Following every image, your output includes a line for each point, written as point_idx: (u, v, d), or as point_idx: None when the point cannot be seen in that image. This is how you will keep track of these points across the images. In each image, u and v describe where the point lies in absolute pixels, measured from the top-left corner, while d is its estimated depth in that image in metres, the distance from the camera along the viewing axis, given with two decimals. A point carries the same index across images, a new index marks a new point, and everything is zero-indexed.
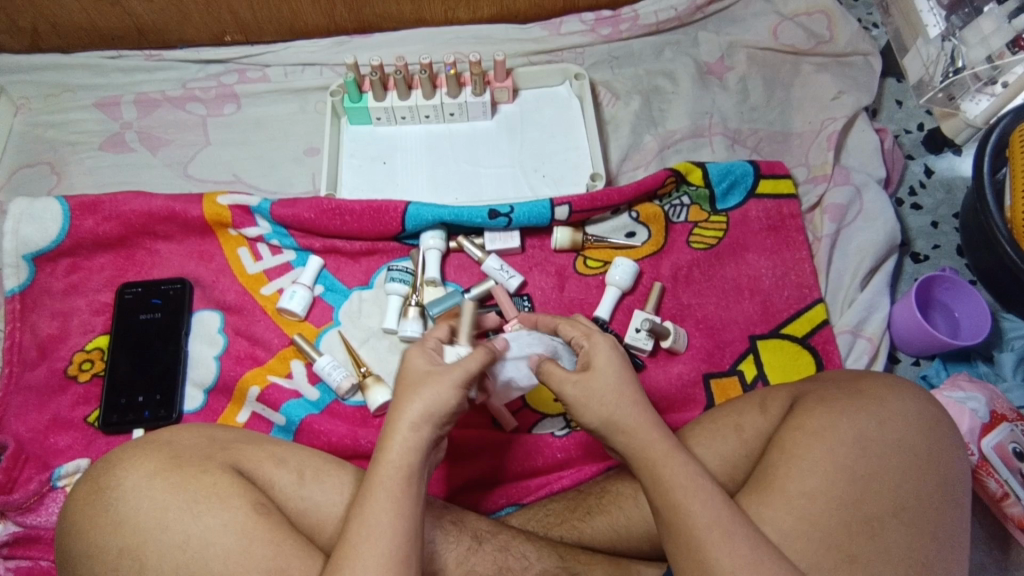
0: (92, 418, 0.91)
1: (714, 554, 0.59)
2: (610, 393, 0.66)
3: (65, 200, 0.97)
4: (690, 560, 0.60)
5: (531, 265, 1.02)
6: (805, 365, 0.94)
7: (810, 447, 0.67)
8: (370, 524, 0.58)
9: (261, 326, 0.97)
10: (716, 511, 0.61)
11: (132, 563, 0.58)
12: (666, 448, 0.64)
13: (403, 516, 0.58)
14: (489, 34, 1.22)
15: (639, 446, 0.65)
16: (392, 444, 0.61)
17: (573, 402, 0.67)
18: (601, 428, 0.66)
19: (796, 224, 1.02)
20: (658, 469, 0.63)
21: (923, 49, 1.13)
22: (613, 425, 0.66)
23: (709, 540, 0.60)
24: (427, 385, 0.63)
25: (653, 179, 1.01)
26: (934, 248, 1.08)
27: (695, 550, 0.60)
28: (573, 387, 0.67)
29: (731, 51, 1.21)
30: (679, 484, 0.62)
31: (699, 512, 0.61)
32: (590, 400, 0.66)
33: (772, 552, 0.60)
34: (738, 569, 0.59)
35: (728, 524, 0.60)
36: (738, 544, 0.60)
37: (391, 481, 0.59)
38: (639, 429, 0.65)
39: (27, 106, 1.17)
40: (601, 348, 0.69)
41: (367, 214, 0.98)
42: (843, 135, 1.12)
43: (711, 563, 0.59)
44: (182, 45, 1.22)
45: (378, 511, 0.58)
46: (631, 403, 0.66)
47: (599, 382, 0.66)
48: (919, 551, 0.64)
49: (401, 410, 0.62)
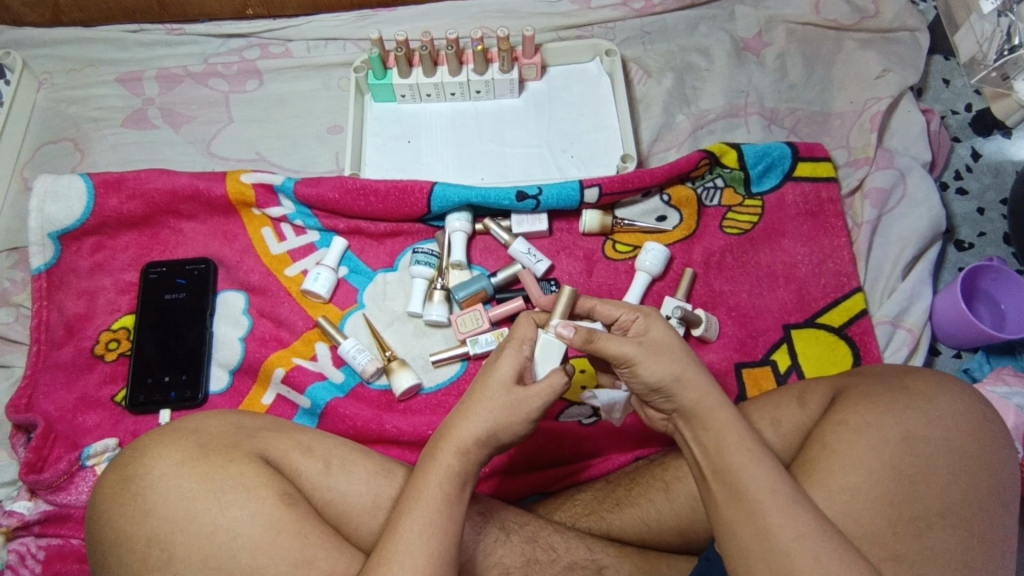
0: (119, 397, 0.91)
1: (775, 520, 0.57)
2: (679, 352, 0.65)
3: (89, 178, 0.96)
4: (750, 528, 0.58)
5: (558, 249, 0.99)
6: (841, 356, 0.91)
7: (852, 442, 0.65)
8: (420, 519, 0.57)
9: (285, 307, 0.95)
10: (779, 479, 0.59)
11: (160, 554, 0.58)
12: (729, 415, 0.63)
13: (453, 519, 0.58)
14: (516, 8, 1.18)
15: (705, 410, 0.63)
16: (449, 447, 0.61)
17: (637, 360, 0.64)
18: (669, 385, 0.64)
19: (836, 209, 0.99)
20: (721, 434, 0.62)
21: (978, 23, 1.05)
22: (682, 386, 0.64)
23: (770, 504, 0.58)
24: (494, 405, 0.62)
25: (687, 161, 0.98)
26: (980, 235, 1.04)
27: (756, 515, 0.58)
28: (638, 345, 0.64)
29: (770, 25, 1.16)
30: (743, 450, 0.61)
31: (761, 478, 0.59)
32: (658, 357, 0.64)
33: (831, 524, 0.58)
34: (801, 537, 0.56)
35: (789, 492, 0.59)
36: (800, 513, 0.58)
37: (435, 489, 0.59)
38: (707, 396, 0.63)
39: (50, 81, 1.15)
40: (656, 319, 0.67)
41: (392, 195, 0.96)
42: (886, 116, 1.07)
43: (772, 530, 0.57)
44: (204, 20, 1.20)
45: (429, 508, 0.58)
46: (699, 369, 0.65)
47: (666, 343, 0.65)
48: (966, 553, 0.62)
49: (458, 434, 0.61)
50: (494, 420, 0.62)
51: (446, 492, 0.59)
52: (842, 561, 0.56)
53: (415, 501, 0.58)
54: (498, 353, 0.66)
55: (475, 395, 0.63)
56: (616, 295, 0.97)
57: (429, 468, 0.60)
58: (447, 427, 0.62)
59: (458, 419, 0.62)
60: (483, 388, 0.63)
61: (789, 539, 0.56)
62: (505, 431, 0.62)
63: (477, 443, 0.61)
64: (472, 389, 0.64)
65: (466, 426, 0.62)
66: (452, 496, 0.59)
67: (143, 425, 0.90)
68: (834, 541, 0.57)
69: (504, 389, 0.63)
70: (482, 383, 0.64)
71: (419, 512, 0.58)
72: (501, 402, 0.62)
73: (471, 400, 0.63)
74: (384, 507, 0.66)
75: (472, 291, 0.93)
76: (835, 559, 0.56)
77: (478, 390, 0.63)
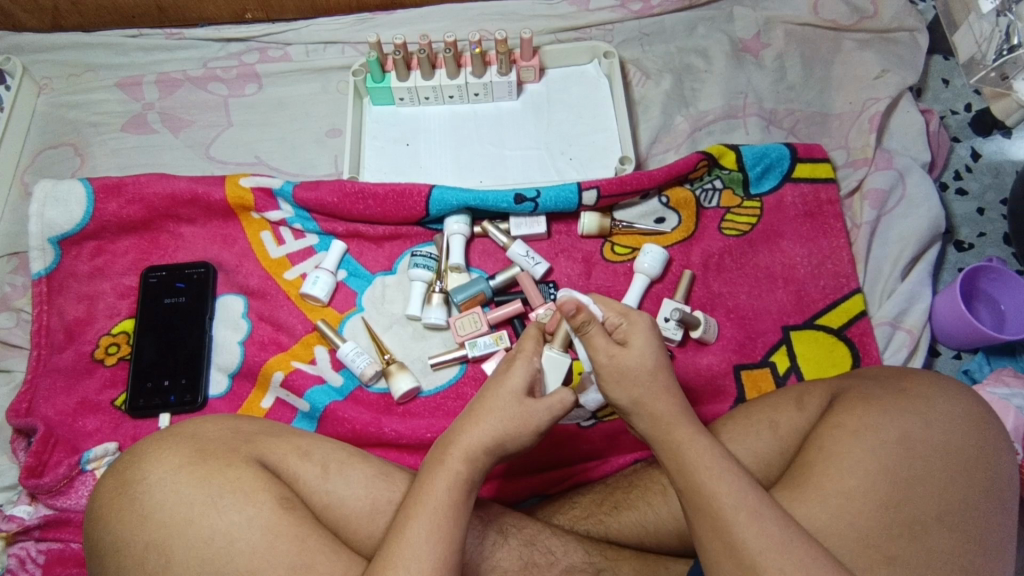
0: (119, 401, 0.91)
1: (742, 534, 0.57)
2: (645, 372, 0.65)
3: (88, 183, 0.96)
4: (718, 541, 0.58)
5: (557, 252, 0.99)
6: (840, 358, 0.91)
7: (849, 445, 0.64)
8: (425, 523, 0.57)
9: (285, 311, 0.95)
10: (744, 493, 0.59)
11: (158, 558, 0.58)
12: (691, 431, 0.63)
13: (456, 524, 0.58)
14: (514, 10, 1.18)
15: (663, 430, 0.64)
16: (457, 452, 0.61)
17: (604, 373, 0.65)
18: (629, 407, 0.65)
19: (835, 210, 0.98)
20: (683, 452, 0.62)
21: (977, 23, 1.02)
22: (641, 407, 0.65)
23: (736, 518, 0.58)
24: (512, 415, 0.63)
25: (685, 163, 0.97)
26: (980, 235, 1.03)
27: (721, 530, 0.58)
28: (607, 360, 0.65)
29: (769, 26, 1.16)
30: (704, 466, 0.61)
31: (725, 492, 0.59)
32: (622, 376, 0.65)
33: (803, 533, 0.58)
34: (768, 550, 0.56)
35: (755, 504, 0.58)
36: (767, 524, 0.57)
37: (438, 500, 0.59)
38: (667, 415, 0.64)
39: (50, 86, 1.16)
40: (641, 327, 0.67)
41: (390, 198, 0.96)
42: (886, 116, 1.07)
43: (739, 544, 0.57)
44: (204, 24, 1.21)
45: (423, 509, 0.58)
46: (662, 389, 0.65)
47: (636, 361, 0.65)
48: (963, 556, 0.61)
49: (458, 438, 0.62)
50: (503, 430, 0.62)
51: (452, 496, 0.59)
52: (815, 570, 0.56)
53: (416, 505, 0.59)
54: (508, 363, 0.67)
55: (486, 404, 0.64)
56: (615, 297, 0.97)
57: (435, 472, 0.60)
58: (451, 433, 0.63)
59: (465, 426, 0.63)
60: (494, 398, 0.64)
61: (755, 553, 0.56)
62: (513, 441, 0.63)
63: (474, 444, 0.62)
64: (481, 397, 0.65)
65: (475, 433, 0.62)
66: (453, 499, 0.59)
67: (143, 429, 0.90)
68: (802, 552, 0.56)
69: (516, 400, 0.64)
70: (493, 393, 0.64)
71: (421, 515, 0.58)
72: (513, 413, 0.63)
73: (481, 408, 0.64)
74: (381, 511, 0.66)
75: (470, 294, 0.92)
76: (804, 568, 0.56)
77: (488, 399, 0.64)
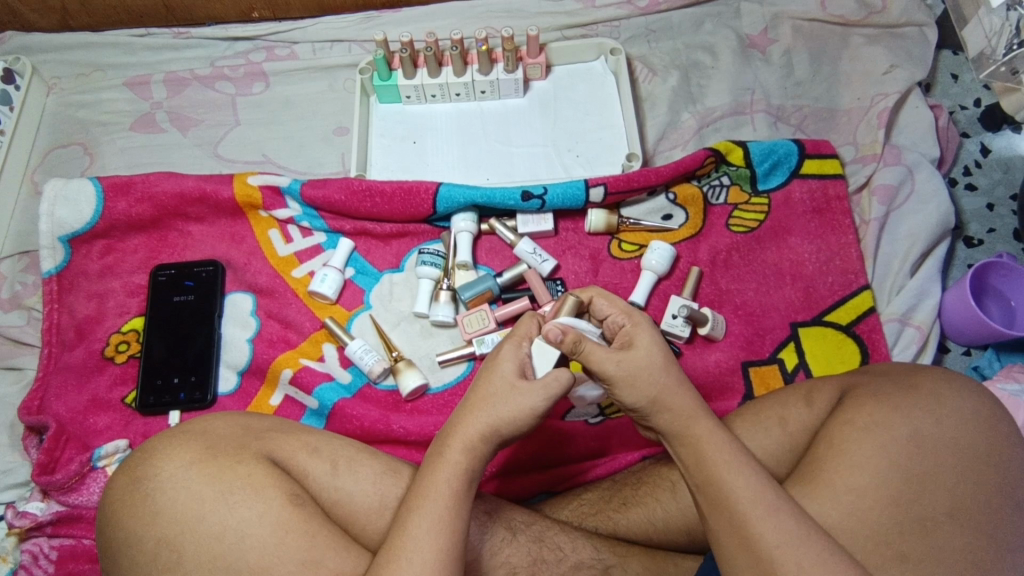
0: (129, 399, 0.92)
1: (758, 529, 0.57)
2: (658, 371, 0.65)
3: (98, 181, 0.97)
4: (734, 536, 0.58)
5: (564, 249, 0.99)
6: (848, 355, 0.90)
7: (862, 440, 0.64)
8: (427, 518, 0.58)
9: (293, 308, 0.96)
10: (759, 487, 0.59)
11: (170, 554, 0.59)
12: (711, 425, 0.63)
13: (458, 516, 0.58)
14: (520, 7, 1.18)
15: (681, 426, 0.64)
16: (455, 444, 0.61)
17: (614, 380, 0.65)
18: (645, 407, 0.65)
19: (843, 206, 0.98)
20: (702, 446, 0.62)
21: (986, 18, 1.01)
22: (659, 405, 0.64)
23: (753, 513, 0.58)
24: (507, 400, 0.62)
25: (692, 160, 0.97)
26: (990, 231, 1.03)
27: (738, 525, 0.58)
28: (616, 366, 0.64)
29: (776, 22, 1.16)
30: (722, 461, 0.61)
31: (742, 488, 0.59)
32: (635, 379, 0.64)
33: (818, 529, 0.58)
34: (783, 545, 0.56)
35: (770, 499, 0.58)
36: (783, 519, 0.57)
37: (448, 497, 0.59)
38: (684, 411, 0.64)
39: (59, 86, 1.17)
40: (644, 328, 0.67)
41: (398, 196, 0.96)
42: (894, 112, 1.07)
43: (756, 538, 0.57)
44: (211, 23, 1.21)
45: (434, 505, 0.58)
46: (678, 385, 0.65)
47: (646, 362, 0.65)
48: (974, 553, 0.61)
49: (462, 428, 0.62)
50: (499, 415, 0.62)
51: (454, 489, 0.59)
52: (831, 564, 0.55)
53: (419, 499, 0.59)
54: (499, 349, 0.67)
55: (480, 391, 0.64)
56: (622, 294, 0.97)
57: (434, 466, 0.61)
58: (452, 425, 0.63)
59: (463, 417, 0.63)
60: (487, 383, 0.64)
61: (772, 548, 0.56)
62: (509, 426, 0.62)
63: (481, 438, 0.62)
64: (475, 386, 0.65)
65: (471, 421, 0.62)
66: (460, 493, 0.59)
67: (153, 427, 0.90)
68: (819, 547, 0.56)
69: (508, 381, 0.63)
70: (486, 379, 0.64)
71: (428, 511, 0.58)
72: (505, 396, 0.63)
73: (476, 397, 0.64)
74: (391, 508, 0.66)
75: (477, 292, 0.92)
76: (821, 565, 0.55)
77: (482, 385, 0.64)
